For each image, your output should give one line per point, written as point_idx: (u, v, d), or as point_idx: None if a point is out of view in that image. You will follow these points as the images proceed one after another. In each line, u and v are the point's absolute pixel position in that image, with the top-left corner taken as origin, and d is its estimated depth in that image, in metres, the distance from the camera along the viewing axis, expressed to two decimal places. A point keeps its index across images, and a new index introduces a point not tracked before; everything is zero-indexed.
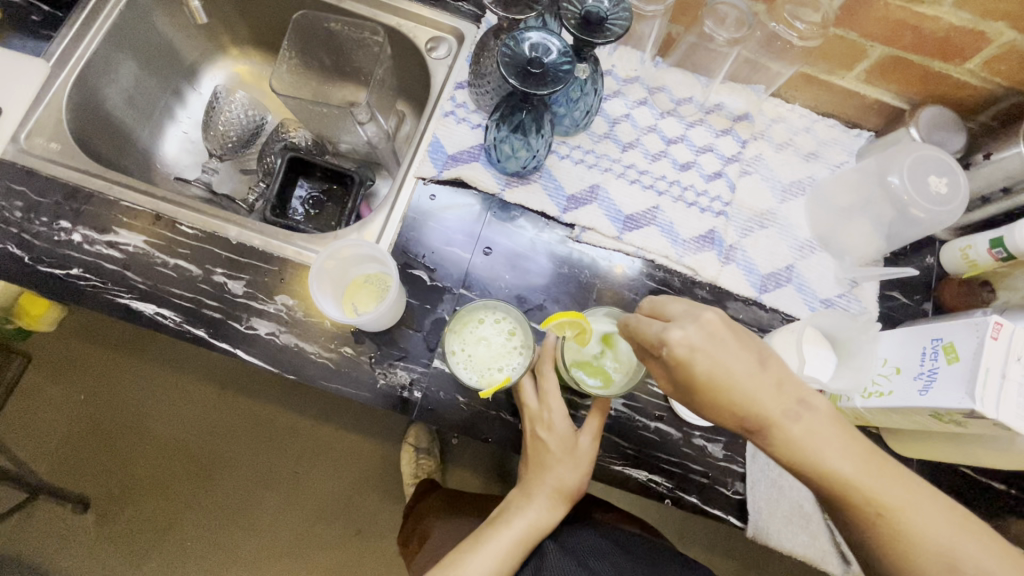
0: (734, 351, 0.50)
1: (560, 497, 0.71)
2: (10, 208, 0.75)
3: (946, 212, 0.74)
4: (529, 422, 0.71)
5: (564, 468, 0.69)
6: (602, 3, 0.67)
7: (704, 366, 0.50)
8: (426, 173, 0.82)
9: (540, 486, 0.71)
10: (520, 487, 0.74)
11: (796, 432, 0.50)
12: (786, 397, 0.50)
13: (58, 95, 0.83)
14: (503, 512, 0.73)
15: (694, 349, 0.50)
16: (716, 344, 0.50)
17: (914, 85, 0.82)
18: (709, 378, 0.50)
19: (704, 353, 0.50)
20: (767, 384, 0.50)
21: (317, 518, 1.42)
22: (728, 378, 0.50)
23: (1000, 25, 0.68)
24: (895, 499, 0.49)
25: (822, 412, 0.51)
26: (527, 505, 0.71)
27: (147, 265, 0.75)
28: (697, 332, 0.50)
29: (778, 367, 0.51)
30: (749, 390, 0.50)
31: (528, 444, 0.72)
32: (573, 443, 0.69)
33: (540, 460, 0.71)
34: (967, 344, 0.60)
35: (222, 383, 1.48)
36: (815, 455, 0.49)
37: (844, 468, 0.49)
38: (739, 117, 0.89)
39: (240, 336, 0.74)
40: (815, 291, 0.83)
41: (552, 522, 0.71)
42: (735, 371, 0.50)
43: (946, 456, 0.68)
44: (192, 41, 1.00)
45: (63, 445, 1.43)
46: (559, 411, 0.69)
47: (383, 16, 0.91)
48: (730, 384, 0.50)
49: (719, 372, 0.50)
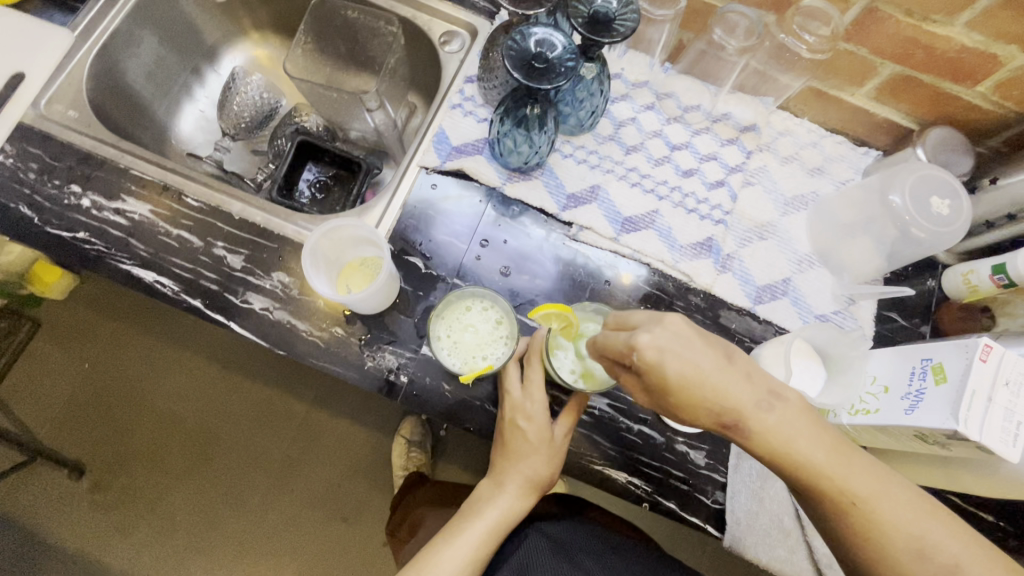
0: (699, 348, 0.51)
1: (530, 487, 0.70)
2: (24, 169, 0.77)
3: (947, 234, 0.73)
4: (507, 412, 0.70)
5: (539, 459, 0.69)
6: (611, 4, 0.68)
7: (675, 365, 0.50)
8: (429, 162, 0.83)
9: (512, 476, 0.70)
10: (491, 476, 0.73)
11: (771, 424, 0.49)
12: (755, 388, 0.51)
13: (80, 64, 0.86)
14: (474, 502, 0.72)
15: (662, 351, 0.50)
16: (682, 342, 0.51)
17: (923, 105, 0.81)
18: (681, 378, 0.50)
19: (668, 353, 0.50)
20: (737, 378, 0.51)
21: (304, 503, 1.42)
22: (699, 375, 0.50)
23: (1011, 48, 0.67)
24: (865, 488, 0.48)
25: (792, 404, 0.51)
26: (498, 495, 0.71)
27: (151, 234, 0.77)
28: (663, 333, 0.51)
29: (742, 362, 0.52)
30: (719, 388, 0.50)
31: (504, 433, 0.71)
32: (548, 434, 0.69)
33: (515, 450, 0.70)
34: (955, 365, 0.59)
35: (222, 361, 1.50)
36: (785, 448, 0.49)
37: (815, 457, 0.49)
38: (746, 128, 0.89)
39: (235, 309, 0.75)
40: (811, 305, 0.82)
41: (522, 510, 0.71)
42: (703, 368, 0.50)
43: (933, 480, 0.67)
44: (215, 21, 1.02)
45: (64, 411, 1.46)
46: (540, 402, 0.69)
47: (400, 7, 0.93)
48: (697, 383, 0.50)
49: (689, 371, 0.50)
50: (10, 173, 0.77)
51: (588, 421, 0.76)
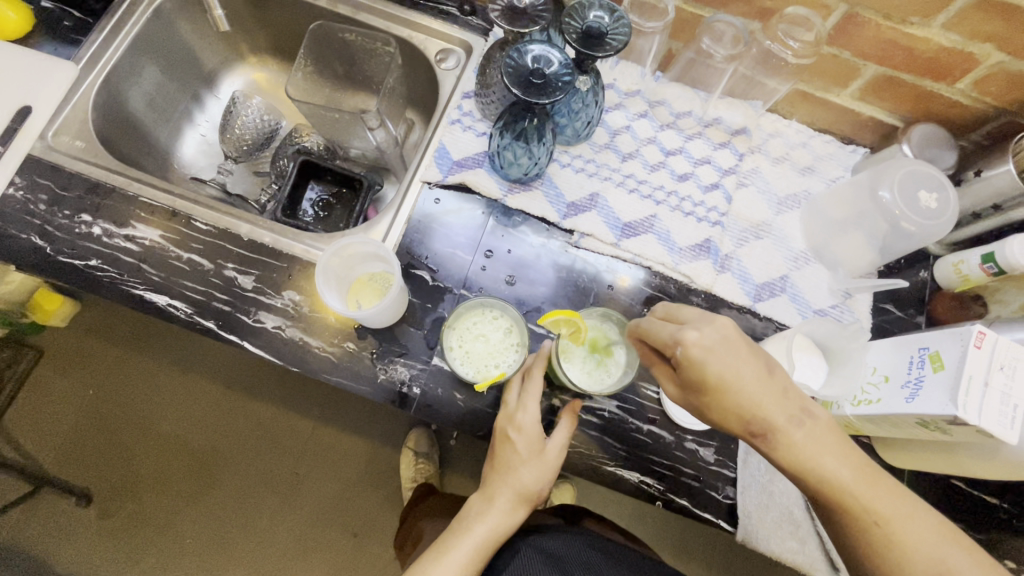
0: (744, 356, 0.54)
1: (521, 499, 0.70)
2: (34, 201, 0.79)
3: (936, 226, 0.76)
4: (499, 422, 0.72)
5: (528, 470, 0.69)
6: (603, 19, 0.71)
7: (716, 369, 0.53)
8: (431, 177, 0.85)
9: (502, 489, 0.70)
10: (481, 491, 0.73)
11: (798, 437, 0.53)
12: (790, 402, 0.54)
13: (85, 96, 0.87)
14: (464, 518, 0.72)
15: (708, 351, 0.53)
16: (729, 348, 0.53)
17: (907, 103, 0.84)
18: (720, 380, 0.53)
19: (712, 353, 0.53)
20: (774, 391, 0.54)
21: (315, 519, 1.43)
22: (737, 382, 0.53)
23: (987, 47, 0.71)
24: (889, 509, 0.51)
25: (821, 422, 0.54)
26: (488, 509, 0.70)
27: (162, 259, 0.78)
28: (711, 335, 0.53)
29: (783, 378, 0.55)
30: (756, 396, 0.53)
31: (495, 444, 0.73)
32: (539, 445, 0.70)
33: (506, 460, 0.71)
34: (951, 352, 0.61)
35: (226, 382, 1.51)
36: (811, 460, 0.52)
37: (842, 475, 0.52)
38: (736, 131, 0.91)
39: (248, 329, 0.76)
40: (808, 301, 0.84)
41: (513, 525, 0.70)
42: (744, 376, 0.53)
43: (936, 465, 0.69)
44: (213, 48, 1.04)
45: (68, 439, 1.46)
46: (532, 413, 0.69)
47: (395, 27, 0.95)
48: (732, 387, 0.53)
49: (730, 376, 0.53)
50: (21, 204, 0.78)
51: (598, 423, 0.77)
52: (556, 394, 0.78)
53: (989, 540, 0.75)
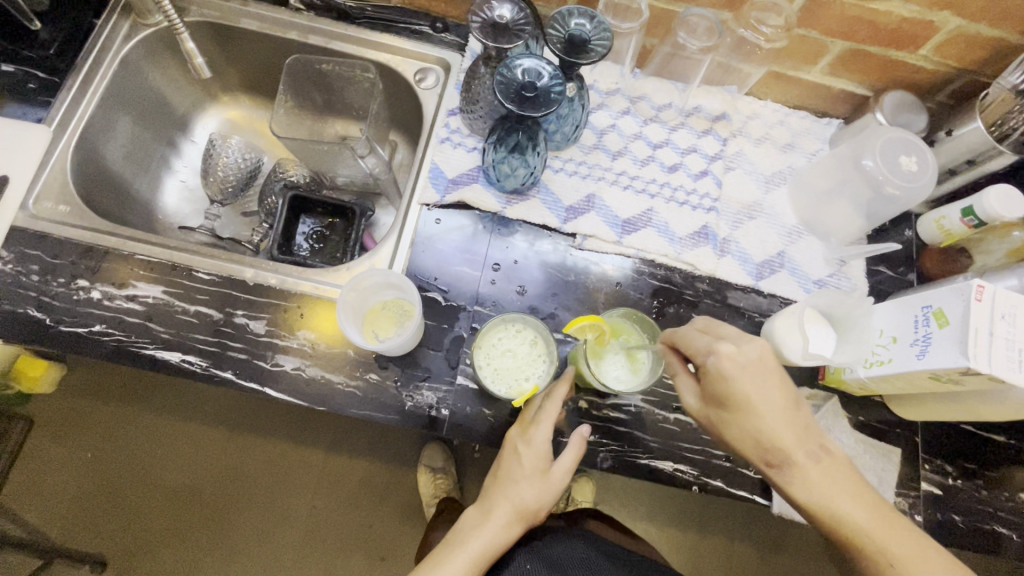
0: (773, 384, 0.58)
1: (518, 515, 0.70)
2: (26, 272, 0.76)
3: (918, 187, 0.79)
4: (511, 436, 0.72)
5: (529, 487, 0.70)
6: (585, 26, 0.73)
7: (742, 387, 0.57)
8: (429, 199, 0.85)
9: (501, 503, 0.71)
10: (478, 504, 0.73)
11: (814, 474, 0.57)
12: (808, 438, 0.58)
13: (61, 158, 0.85)
14: (459, 530, 0.71)
15: (734, 372, 0.58)
16: (761, 371, 0.58)
17: (874, 73, 0.88)
18: (744, 398, 0.58)
19: (738, 373, 0.58)
20: (794, 424, 0.58)
21: (339, 549, 1.42)
22: (761, 406, 0.57)
23: (945, 13, 0.75)
24: (904, 551, 0.54)
25: (837, 459, 0.59)
26: (485, 523, 0.70)
27: (168, 314, 0.77)
28: (746, 353, 0.58)
29: (806, 415, 0.59)
30: (774, 424, 0.58)
31: (501, 456, 0.73)
32: (546, 462, 0.70)
33: (508, 474, 0.71)
34: (954, 308, 0.65)
35: (230, 425, 1.48)
36: (824, 497, 0.56)
37: (855, 513, 0.56)
38: (717, 117, 0.94)
39: (267, 374, 0.76)
40: (807, 273, 0.87)
41: (508, 542, 0.69)
42: (768, 403, 0.58)
43: (948, 414, 0.73)
44: (183, 91, 1.02)
45: (72, 507, 1.41)
46: (543, 432, 0.70)
47: (369, 52, 0.95)
48: (751, 406, 0.58)
49: (755, 398, 0.57)
50: (12, 278, 0.76)
51: (626, 419, 0.79)
52: (583, 396, 0.79)
53: (1001, 476, 0.80)
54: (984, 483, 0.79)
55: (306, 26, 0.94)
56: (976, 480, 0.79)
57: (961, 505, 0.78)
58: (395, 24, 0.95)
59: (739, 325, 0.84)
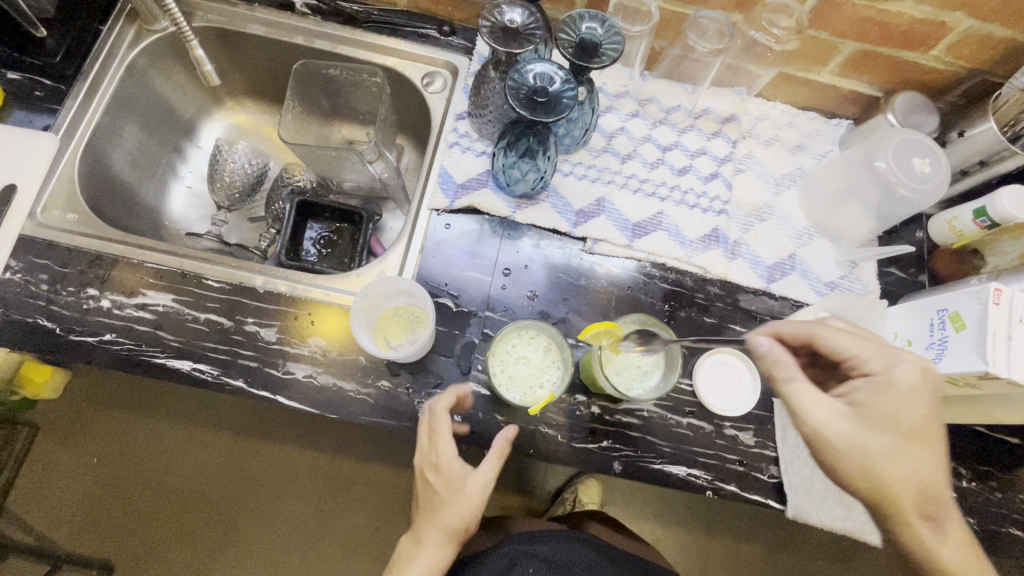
0: (930, 407, 0.58)
1: (449, 536, 0.70)
2: (35, 282, 0.76)
3: (932, 189, 0.79)
4: (419, 462, 0.71)
5: (451, 508, 0.69)
6: (596, 30, 0.72)
7: (922, 411, 0.57)
8: (438, 204, 0.85)
9: (428, 529, 0.70)
10: (410, 534, 0.72)
11: (942, 504, 0.58)
12: (942, 470, 0.58)
13: (68, 166, 0.84)
14: (396, 565, 0.71)
15: (912, 391, 0.57)
16: (923, 396, 0.58)
17: (885, 74, 0.87)
18: (909, 424, 0.57)
19: (902, 393, 0.57)
20: (935, 452, 0.58)
21: (346, 553, 1.42)
22: (923, 430, 0.57)
23: (958, 14, 0.74)
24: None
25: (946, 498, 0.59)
26: (417, 551, 0.70)
27: (178, 323, 0.76)
28: (914, 376, 0.58)
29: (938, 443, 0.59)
30: (928, 451, 0.57)
31: (421, 483, 0.73)
32: (464, 479, 0.70)
33: (432, 498, 0.71)
34: (971, 312, 0.65)
35: (235, 429, 1.47)
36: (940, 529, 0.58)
37: (956, 545, 0.58)
38: (726, 119, 0.93)
39: (279, 382, 0.75)
40: (818, 275, 0.87)
41: (444, 564, 0.69)
42: (927, 426, 0.57)
43: (964, 417, 0.73)
44: (189, 97, 1.02)
45: (79, 514, 1.40)
46: (447, 452, 0.69)
47: (376, 56, 0.94)
48: (909, 431, 0.57)
49: (926, 420, 0.58)
50: (21, 287, 0.75)
51: (639, 424, 0.78)
52: (595, 401, 0.78)
53: (1016, 478, 0.79)
54: (998, 486, 0.79)
55: (312, 30, 0.93)
56: (991, 483, 0.79)
57: (975, 508, 0.78)
58: (402, 27, 0.94)
59: (751, 328, 0.84)
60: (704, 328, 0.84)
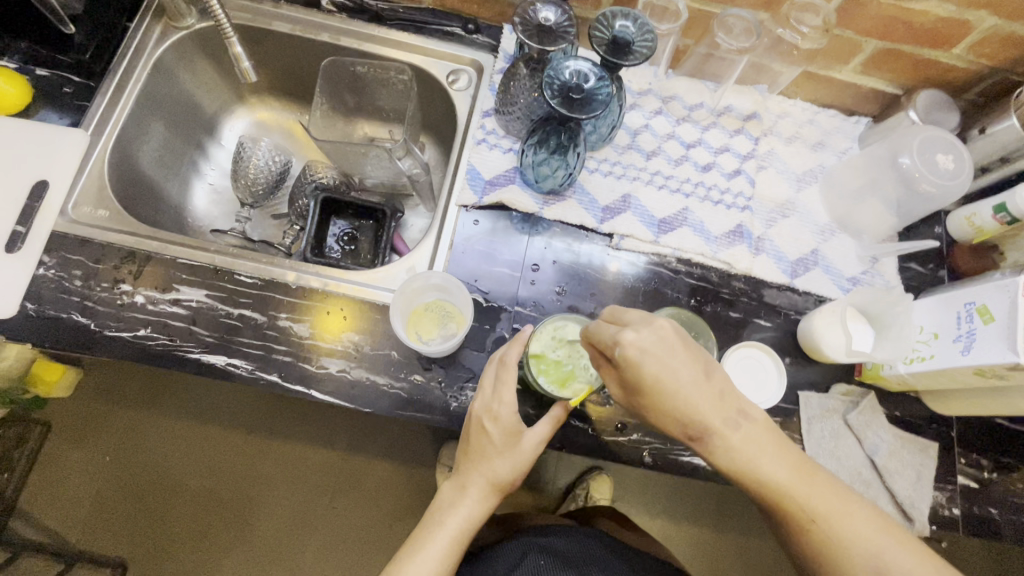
0: (681, 359, 0.55)
1: (492, 488, 0.72)
2: (69, 277, 0.76)
3: (955, 185, 0.80)
4: (475, 414, 0.71)
5: (502, 460, 0.71)
6: (628, 28, 0.73)
7: (651, 370, 0.55)
8: (467, 200, 0.86)
9: (474, 477, 0.72)
10: (453, 480, 0.74)
11: (736, 440, 0.56)
12: (727, 406, 0.56)
13: (98, 162, 0.85)
14: (437, 506, 0.73)
15: (665, 343, 0.55)
16: (666, 349, 0.55)
17: (906, 72, 0.88)
18: (656, 380, 0.55)
19: (664, 352, 0.55)
20: (711, 394, 0.56)
21: (361, 549, 1.42)
22: (673, 382, 0.55)
23: (982, 13, 0.75)
24: (823, 507, 0.55)
25: (758, 422, 0.57)
26: (461, 499, 0.72)
27: (212, 317, 0.77)
28: (648, 336, 0.55)
29: (720, 381, 0.57)
30: (690, 397, 0.55)
31: (470, 431, 0.72)
32: (516, 435, 0.70)
33: (480, 449, 0.71)
34: (1000, 305, 0.66)
35: (249, 427, 1.48)
36: (749, 464, 0.56)
37: (780, 476, 0.55)
38: (748, 116, 0.95)
39: (312, 377, 0.76)
40: (841, 271, 0.88)
41: (485, 512, 0.72)
42: (679, 376, 0.55)
43: (988, 409, 0.74)
44: (213, 93, 1.02)
45: (93, 511, 1.40)
46: (508, 404, 0.69)
47: (402, 54, 0.95)
48: (706, 368, 0.57)
49: (664, 376, 0.55)
50: (55, 283, 0.76)
51: None
52: None
53: None
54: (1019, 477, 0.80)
55: (338, 28, 0.94)
56: (1011, 475, 0.80)
57: (998, 499, 0.79)
58: (428, 25, 0.95)
59: (776, 323, 0.85)
60: (730, 323, 0.85)
